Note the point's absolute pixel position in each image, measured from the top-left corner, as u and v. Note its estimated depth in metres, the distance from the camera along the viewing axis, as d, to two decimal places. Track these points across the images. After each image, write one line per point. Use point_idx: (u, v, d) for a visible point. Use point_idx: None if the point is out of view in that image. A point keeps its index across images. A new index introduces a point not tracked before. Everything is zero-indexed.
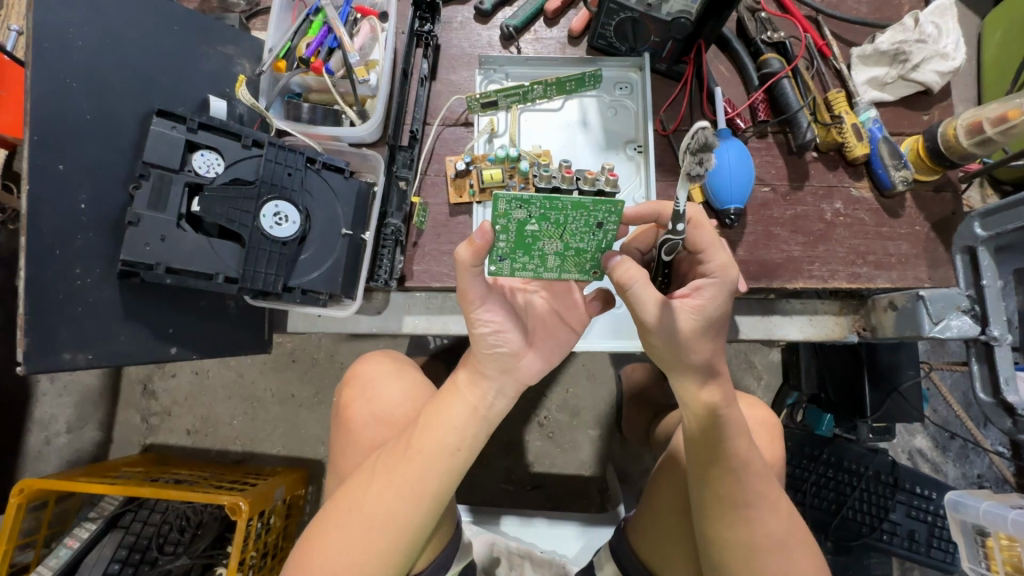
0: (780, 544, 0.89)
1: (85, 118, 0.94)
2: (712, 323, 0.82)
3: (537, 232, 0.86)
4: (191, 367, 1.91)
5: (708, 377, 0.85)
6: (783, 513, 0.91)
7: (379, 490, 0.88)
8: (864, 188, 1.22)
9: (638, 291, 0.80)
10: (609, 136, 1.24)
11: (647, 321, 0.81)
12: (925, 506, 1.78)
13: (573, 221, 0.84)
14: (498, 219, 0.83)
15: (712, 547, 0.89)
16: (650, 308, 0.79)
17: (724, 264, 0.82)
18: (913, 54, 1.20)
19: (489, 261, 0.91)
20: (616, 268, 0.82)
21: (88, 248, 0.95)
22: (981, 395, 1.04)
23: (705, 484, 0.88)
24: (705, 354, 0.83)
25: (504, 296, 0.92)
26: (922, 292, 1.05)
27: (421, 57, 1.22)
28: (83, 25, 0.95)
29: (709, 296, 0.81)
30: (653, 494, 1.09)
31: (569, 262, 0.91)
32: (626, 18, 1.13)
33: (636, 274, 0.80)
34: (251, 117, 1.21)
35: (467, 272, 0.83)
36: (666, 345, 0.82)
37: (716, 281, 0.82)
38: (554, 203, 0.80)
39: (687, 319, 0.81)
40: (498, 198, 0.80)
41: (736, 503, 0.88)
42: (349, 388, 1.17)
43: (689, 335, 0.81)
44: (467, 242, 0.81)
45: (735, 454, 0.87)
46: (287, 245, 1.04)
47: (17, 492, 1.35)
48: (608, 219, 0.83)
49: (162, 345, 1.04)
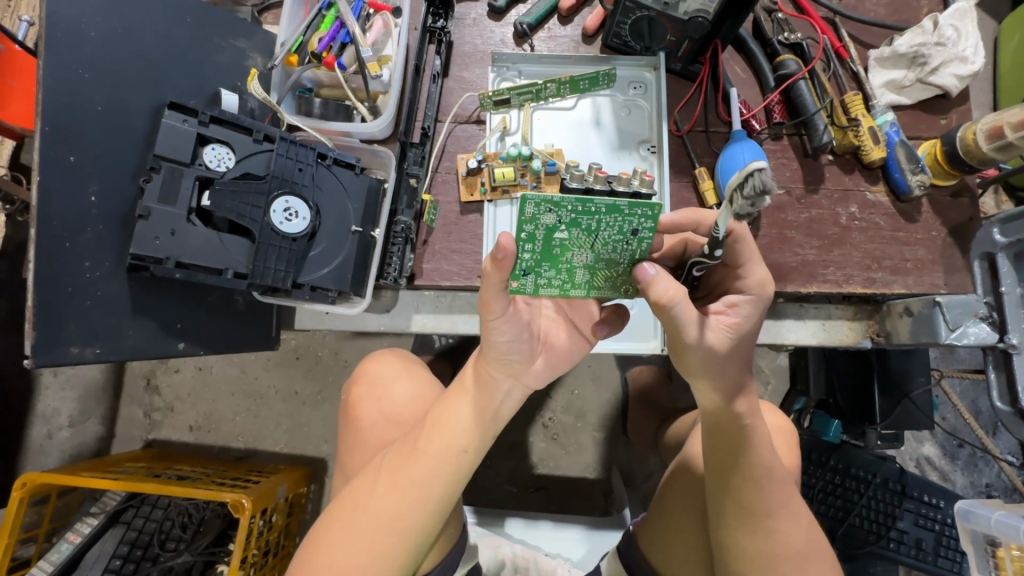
0: (801, 556, 0.87)
1: (96, 109, 0.94)
2: (747, 341, 0.81)
3: (566, 240, 0.80)
4: (195, 362, 1.90)
5: (738, 392, 0.82)
6: (802, 523, 0.89)
7: (384, 490, 0.87)
8: (880, 193, 1.21)
9: (683, 313, 0.73)
10: (623, 136, 1.23)
11: (689, 342, 0.75)
12: (933, 515, 1.76)
13: (607, 229, 0.78)
14: (525, 224, 0.78)
15: (734, 557, 0.88)
16: (696, 329, 0.74)
17: (761, 280, 0.81)
18: (932, 57, 1.19)
19: (512, 278, 0.84)
20: (654, 287, 0.73)
21: (98, 241, 0.94)
22: (999, 404, 1.01)
23: (724, 493, 0.87)
24: (739, 371, 0.81)
25: (524, 313, 0.88)
26: (939, 298, 1.04)
27: (434, 53, 1.20)
28: (97, 16, 0.95)
29: (745, 314, 0.80)
30: (666, 501, 1.08)
31: (599, 277, 0.86)
32: (643, 16, 1.12)
33: (678, 293, 0.72)
34: (262, 111, 1.20)
35: (493, 286, 0.79)
36: (703, 366, 0.78)
37: (756, 297, 0.80)
38: (586, 206, 0.76)
39: (723, 337, 0.78)
40: (526, 200, 0.75)
41: (758, 513, 0.86)
42: (356, 386, 1.16)
43: (727, 354, 0.78)
44: (489, 258, 0.75)
45: (757, 459, 0.85)
46: (297, 240, 1.03)
47: (19, 486, 1.33)
48: (643, 225, 0.77)
49: (169, 341, 1.03)
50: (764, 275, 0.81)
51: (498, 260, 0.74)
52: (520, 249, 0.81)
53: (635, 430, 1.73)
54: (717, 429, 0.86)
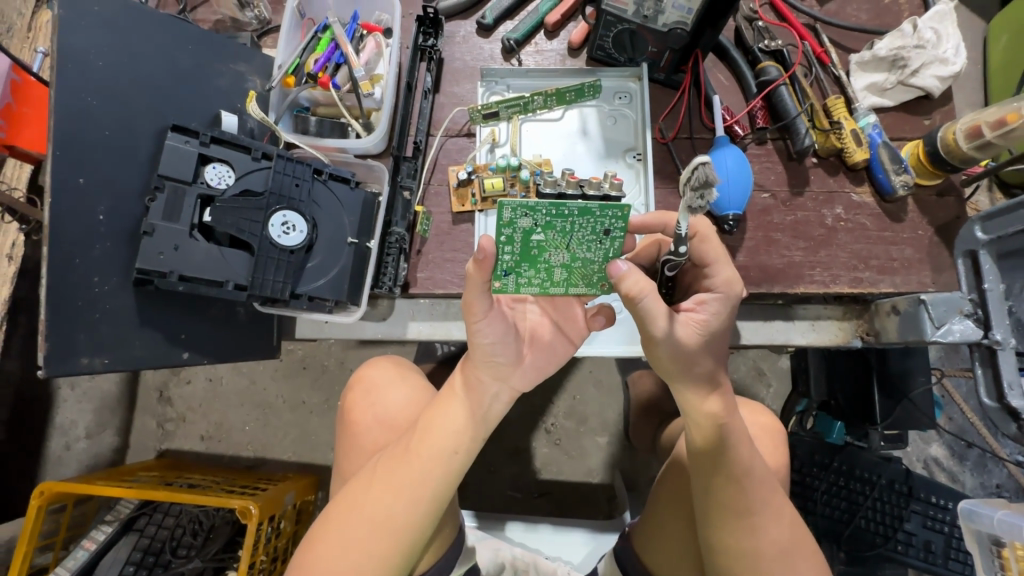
0: (784, 553, 0.89)
1: (104, 133, 0.99)
2: (716, 337, 0.85)
3: (543, 241, 0.87)
4: (206, 374, 1.96)
5: (709, 388, 0.87)
6: (785, 521, 0.90)
7: (378, 492, 0.89)
8: (865, 193, 1.22)
9: (651, 306, 0.78)
10: (610, 144, 1.26)
11: (656, 334, 0.80)
12: (942, 516, 1.73)
13: (580, 230, 0.85)
14: (504, 228, 0.84)
15: (719, 556, 0.90)
16: (663, 321, 0.79)
17: (728, 279, 0.85)
18: (912, 60, 1.20)
19: (494, 278, 0.92)
20: (626, 281, 0.77)
21: (106, 257, 1.00)
22: (986, 401, 0.98)
23: (707, 493, 0.89)
24: (708, 366, 0.85)
25: (507, 314, 0.92)
26: (923, 295, 1.06)
27: (425, 70, 1.25)
28: (104, 46, 1.01)
29: (713, 311, 0.84)
30: (657, 501, 1.10)
31: (575, 274, 0.93)
32: (624, 29, 1.16)
33: (648, 288, 0.77)
34: (261, 130, 1.24)
35: (477, 287, 0.83)
36: (673, 360, 0.83)
37: (724, 295, 0.84)
38: (560, 210, 0.81)
39: (692, 333, 0.83)
40: (504, 206, 0.81)
41: (741, 511, 0.88)
42: (352, 393, 1.19)
43: (694, 348, 0.83)
44: (472, 259, 0.79)
45: (736, 457, 0.88)
46: (294, 253, 1.08)
47: (37, 495, 1.38)
48: (615, 226, 0.84)
49: (174, 350, 1.08)
50: (732, 274, 0.86)
51: (479, 260, 0.79)
52: (500, 251, 0.88)
53: (637, 434, 1.74)
54: (696, 429, 0.89)
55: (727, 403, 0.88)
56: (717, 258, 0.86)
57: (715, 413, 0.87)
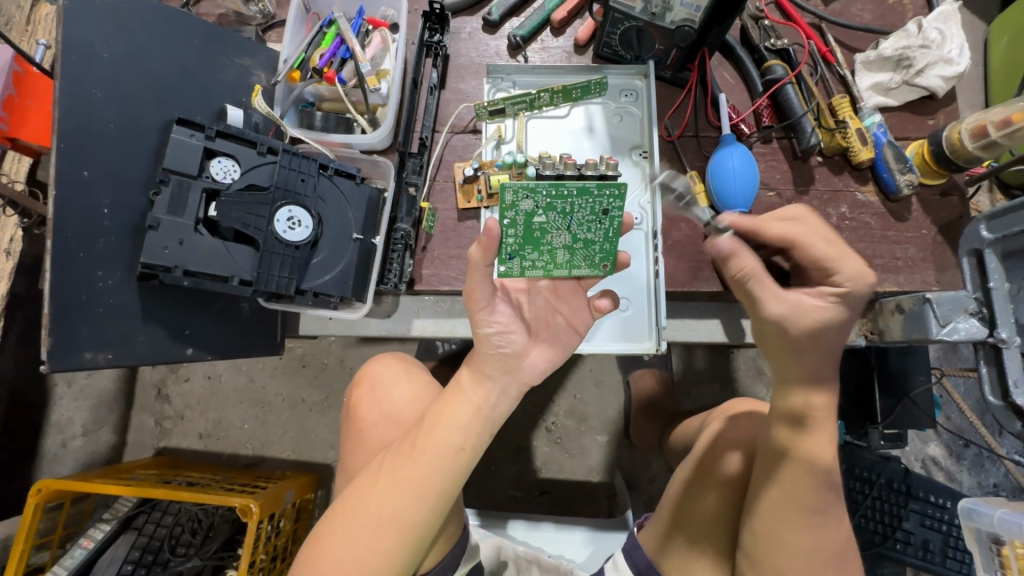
0: (836, 554, 0.90)
1: (109, 126, 0.99)
2: (826, 332, 0.85)
3: (544, 223, 0.95)
4: (204, 371, 1.95)
5: (814, 385, 0.89)
6: (837, 526, 0.90)
7: (384, 488, 0.87)
8: (869, 193, 1.23)
9: (756, 279, 0.85)
10: (615, 141, 1.27)
11: (761, 308, 0.86)
12: (941, 515, 1.73)
13: (579, 210, 0.93)
14: (506, 211, 0.93)
15: (766, 550, 0.90)
16: (765, 297, 0.85)
17: (855, 273, 0.84)
18: (917, 60, 1.21)
19: (500, 261, 0.98)
20: (732, 258, 0.86)
21: (109, 251, 0.99)
22: (991, 398, 0.99)
23: (774, 485, 0.90)
24: (813, 361, 0.87)
25: (512, 300, 0.95)
26: (928, 294, 1.04)
27: (431, 67, 1.25)
28: (110, 39, 1.00)
29: (831, 303, 0.84)
30: (679, 499, 1.08)
31: (578, 255, 0.98)
32: (631, 27, 1.16)
33: (750, 266, 0.85)
34: (266, 125, 1.23)
35: (479, 269, 0.86)
36: (778, 335, 0.87)
37: (845, 291, 0.83)
38: (559, 191, 0.90)
39: (802, 320, 0.84)
40: (506, 189, 0.90)
41: (809, 509, 0.88)
42: (359, 389, 1.18)
43: (801, 334, 0.85)
44: (478, 241, 0.82)
45: (804, 450, 0.89)
46: (299, 249, 1.07)
47: (35, 492, 1.36)
48: (613, 205, 0.92)
49: (179, 346, 1.07)
50: (860, 264, 0.84)
51: (484, 241, 0.82)
52: (504, 234, 0.95)
53: (638, 433, 1.72)
54: (777, 418, 0.93)
55: (824, 404, 0.90)
56: (843, 249, 0.85)
57: (803, 406, 0.89)
